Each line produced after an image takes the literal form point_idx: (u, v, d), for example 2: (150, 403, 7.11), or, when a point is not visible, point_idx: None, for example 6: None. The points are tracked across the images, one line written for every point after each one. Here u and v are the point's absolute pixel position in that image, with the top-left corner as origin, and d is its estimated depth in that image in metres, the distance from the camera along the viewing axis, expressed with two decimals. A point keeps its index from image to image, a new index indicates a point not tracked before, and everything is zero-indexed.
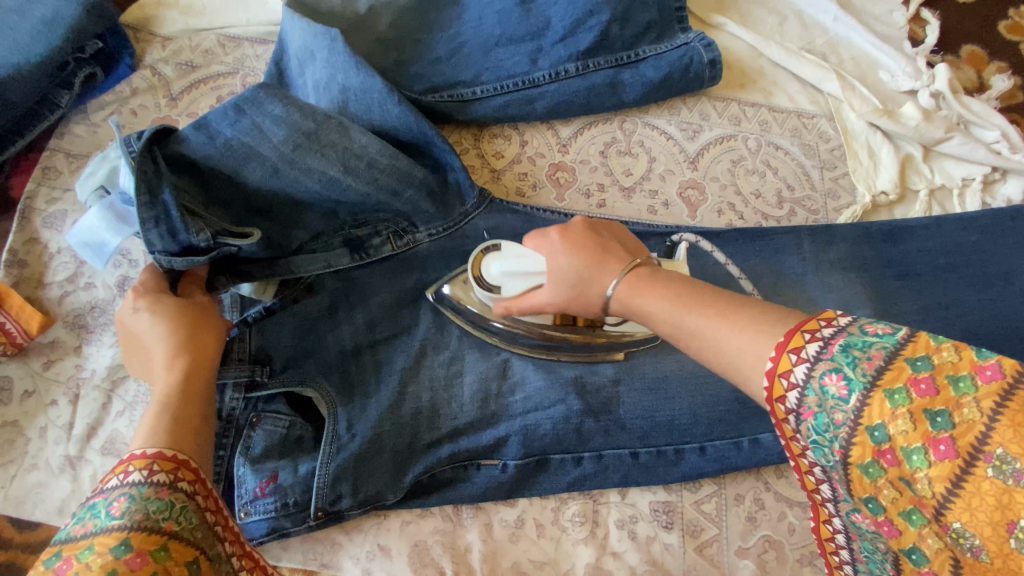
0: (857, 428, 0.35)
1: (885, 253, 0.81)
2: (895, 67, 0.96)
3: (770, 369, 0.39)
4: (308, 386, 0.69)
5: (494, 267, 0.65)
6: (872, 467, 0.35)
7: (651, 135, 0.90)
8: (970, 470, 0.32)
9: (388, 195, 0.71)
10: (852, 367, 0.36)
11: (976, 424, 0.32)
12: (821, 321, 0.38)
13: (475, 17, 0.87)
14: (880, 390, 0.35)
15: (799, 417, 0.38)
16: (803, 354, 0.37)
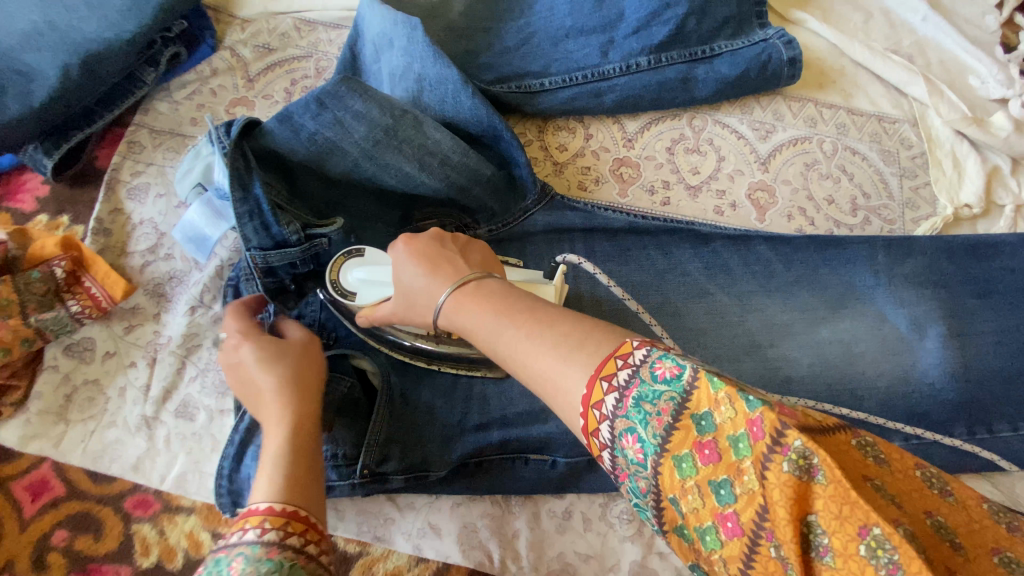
0: (660, 495, 0.36)
1: (964, 269, 0.77)
2: (986, 73, 0.90)
3: (585, 398, 0.39)
4: (367, 352, 0.70)
5: (355, 273, 0.64)
6: (683, 533, 0.36)
7: (721, 134, 0.87)
8: (755, 546, 0.32)
9: (457, 192, 0.73)
10: (644, 426, 0.36)
11: (756, 496, 0.33)
12: (618, 364, 0.38)
13: (546, 8, 0.86)
14: (669, 456, 0.35)
15: (617, 476, 0.38)
16: (603, 410, 0.38)
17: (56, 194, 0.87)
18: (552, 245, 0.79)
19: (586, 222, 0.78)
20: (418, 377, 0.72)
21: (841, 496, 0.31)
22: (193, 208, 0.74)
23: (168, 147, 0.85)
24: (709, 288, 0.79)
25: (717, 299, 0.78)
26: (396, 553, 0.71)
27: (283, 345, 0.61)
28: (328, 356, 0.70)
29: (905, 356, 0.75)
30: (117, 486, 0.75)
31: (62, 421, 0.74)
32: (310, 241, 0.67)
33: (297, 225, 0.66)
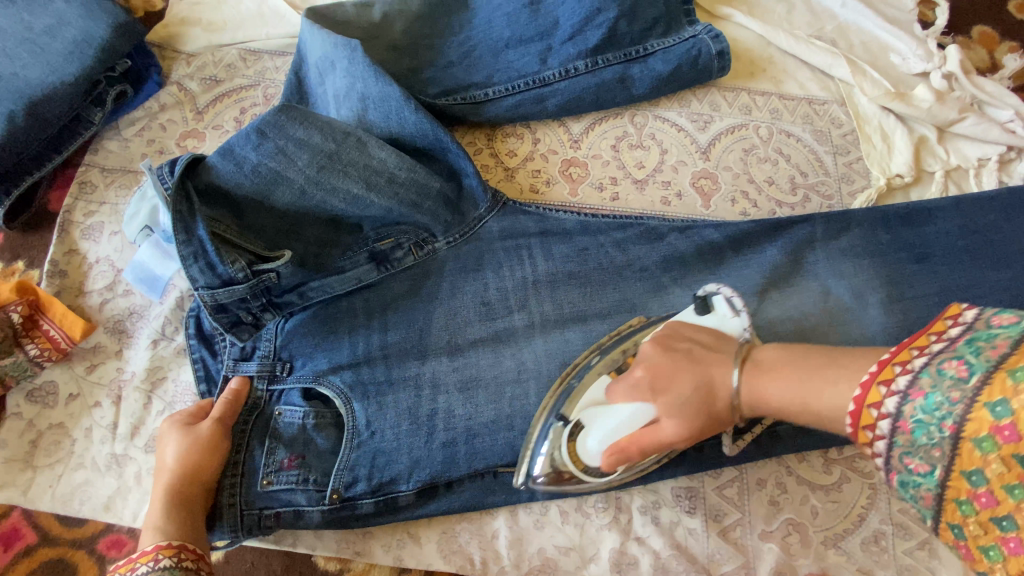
0: (972, 405, 0.38)
1: (902, 236, 0.82)
2: (906, 50, 0.95)
3: (858, 398, 0.45)
4: (322, 382, 0.73)
5: (590, 440, 0.65)
6: (984, 441, 0.38)
7: (662, 128, 0.91)
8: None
9: (410, 207, 0.75)
10: (976, 355, 0.40)
11: None
12: (947, 322, 0.44)
13: (485, 21, 0.91)
14: (1005, 370, 0.38)
15: (906, 397, 0.42)
16: (926, 351, 0.43)
17: (9, 241, 0.87)
18: (509, 249, 0.81)
19: (539, 224, 0.82)
20: (381, 399, 0.74)
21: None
22: (142, 248, 0.76)
23: (120, 184, 0.86)
24: (665, 281, 0.81)
25: (672, 291, 0.81)
26: (377, 568, 0.75)
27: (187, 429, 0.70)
28: (285, 389, 0.74)
29: (852, 326, 0.79)
30: (89, 528, 0.74)
31: (29, 468, 0.73)
32: (258, 276, 0.69)
33: (242, 262, 0.68)
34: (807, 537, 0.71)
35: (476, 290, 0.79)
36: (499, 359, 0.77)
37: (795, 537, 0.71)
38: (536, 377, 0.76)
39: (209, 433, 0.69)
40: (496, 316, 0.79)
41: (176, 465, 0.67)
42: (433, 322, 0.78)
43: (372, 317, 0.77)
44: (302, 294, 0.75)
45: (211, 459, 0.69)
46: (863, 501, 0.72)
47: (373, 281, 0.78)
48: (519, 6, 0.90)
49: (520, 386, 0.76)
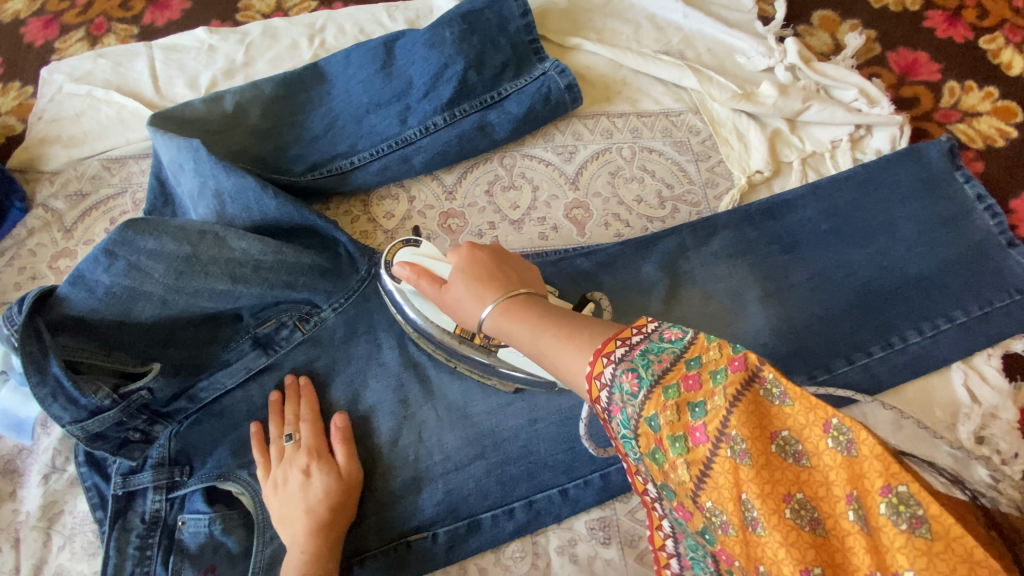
0: (641, 422, 0.40)
1: (768, 230, 0.85)
2: (749, 49, 0.98)
3: (588, 372, 0.45)
4: (230, 480, 0.74)
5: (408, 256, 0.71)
6: (657, 454, 0.40)
7: (531, 166, 0.94)
8: (717, 450, 0.36)
9: (282, 289, 0.74)
10: (645, 368, 0.41)
11: (722, 411, 0.37)
12: (633, 329, 0.43)
13: (342, 91, 0.92)
14: (660, 386, 0.40)
15: (610, 414, 0.42)
16: (613, 356, 0.43)
17: None
18: None
19: None
20: None
21: (805, 405, 0.35)
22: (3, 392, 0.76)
23: None
24: None
25: None
26: None
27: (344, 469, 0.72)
28: (187, 492, 0.73)
29: (737, 325, 0.81)
30: None
31: None
32: (127, 398, 0.69)
33: (106, 389, 0.67)
34: None
35: (366, 360, 0.79)
36: (399, 423, 0.76)
37: None
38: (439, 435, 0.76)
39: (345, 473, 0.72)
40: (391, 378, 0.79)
41: (313, 504, 0.68)
42: (329, 399, 0.78)
43: (268, 406, 0.78)
44: (192, 397, 0.76)
45: (351, 498, 0.71)
46: None
47: (264, 366, 0.78)
48: (372, 72, 0.92)
49: (422, 449, 0.75)
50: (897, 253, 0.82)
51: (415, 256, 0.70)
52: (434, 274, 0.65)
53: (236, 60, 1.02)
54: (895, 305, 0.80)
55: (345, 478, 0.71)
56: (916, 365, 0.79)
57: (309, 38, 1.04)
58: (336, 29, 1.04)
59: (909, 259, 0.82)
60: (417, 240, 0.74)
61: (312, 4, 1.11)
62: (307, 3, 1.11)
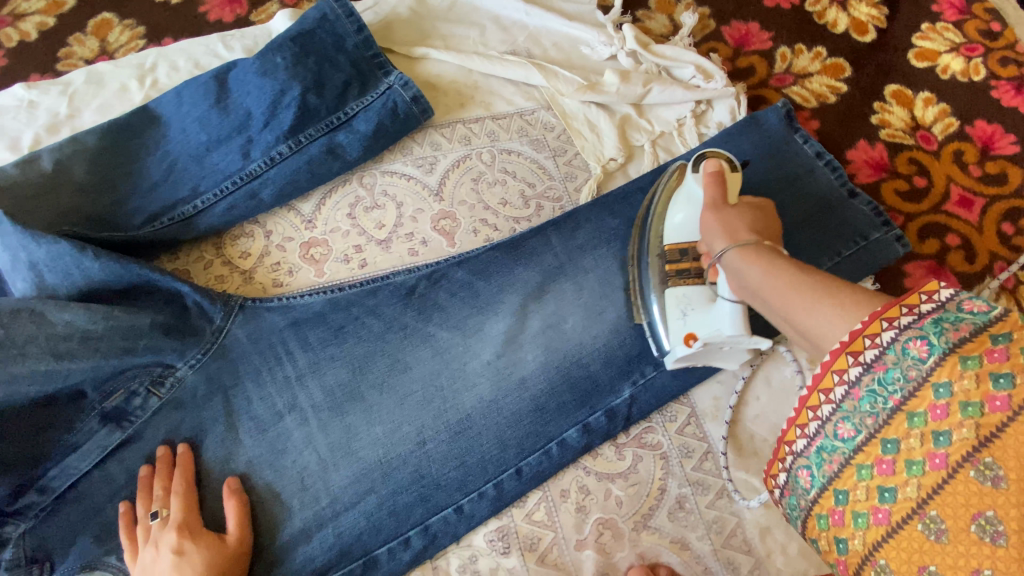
0: (873, 437, 0.49)
1: (627, 216, 0.87)
2: (592, 39, 1.00)
3: (827, 361, 0.51)
4: (98, 569, 0.70)
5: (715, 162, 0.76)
6: (863, 470, 0.50)
7: (392, 182, 0.92)
8: (953, 477, 0.44)
9: (119, 356, 0.70)
10: (938, 335, 0.46)
11: (970, 442, 0.43)
12: (922, 295, 0.48)
13: (178, 131, 0.86)
14: (904, 411, 0.47)
15: (836, 406, 0.52)
16: (877, 340, 0.48)
17: None
18: (262, 352, 0.77)
19: (287, 316, 0.79)
20: None
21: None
22: None
23: None
24: (429, 329, 0.80)
25: (441, 337, 0.80)
26: None
27: (219, 541, 0.68)
28: None
29: (610, 311, 0.82)
30: None
31: None
32: None
33: None
34: (618, 529, 0.74)
35: (236, 412, 0.75)
36: (281, 472, 0.74)
37: (607, 535, 0.73)
38: (323, 477, 0.74)
39: (220, 545, 0.67)
40: (267, 427, 0.75)
41: None
42: (200, 462, 0.73)
43: (135, 481, 0.73)
44: (43, 489, 0.71)
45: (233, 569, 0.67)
46: (659, 473, 0.76)
47: (120, 441, 0.73)
48: (206, 107, 0.87)
49: (307, 496, 0.73)
50: None
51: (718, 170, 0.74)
52: (724, 194, 0.72)
53: (59, 113, 0.95)
54: None
55: (219, 550, 0.67)
56: None
57: (139, 79, 0.97)
58: (168, 66, 0.98)
59: None
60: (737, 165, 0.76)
61: (141, 42, 1.05)
62: (135, 41, 1.05)
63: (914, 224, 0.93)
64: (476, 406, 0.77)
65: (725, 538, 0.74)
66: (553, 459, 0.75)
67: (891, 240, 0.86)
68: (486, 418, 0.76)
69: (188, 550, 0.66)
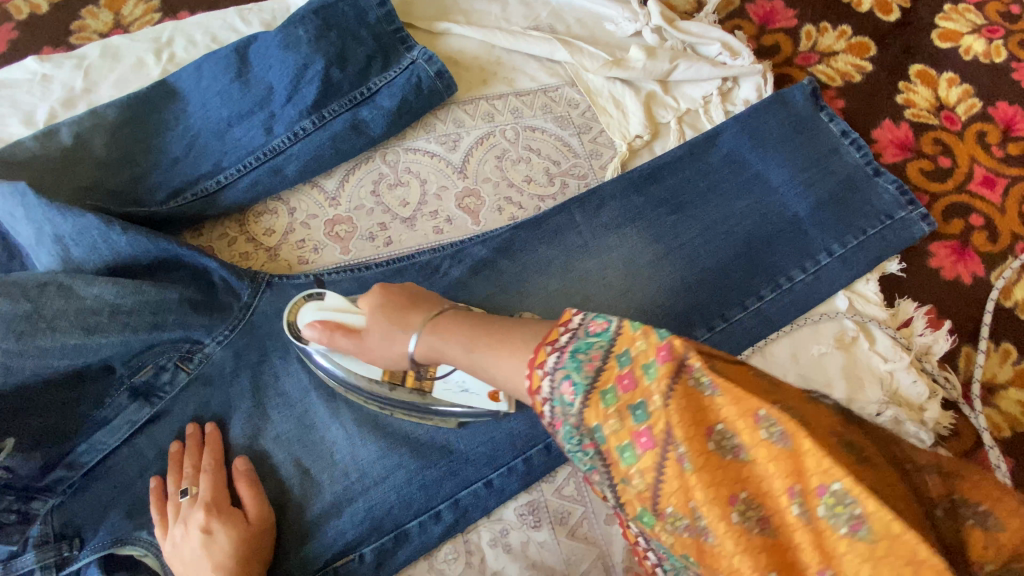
0: (593, 438, 0.43)
1: (653, 193, 0.86)
2: (615, 15, 0.99)
3: (529, 387, 0.47)
4: (129, 545, 0.70)
5: (307, 313, 0.68)
6: (645, 516, 0.41)
7: (415, 158, 0.91)
8: (664, 454, 0.39)
9: (149, 331, 0.70)
10: (578, 370, 0.43)
11: (664, 412, 0.39)
12: (560, 330, 0.47)
13: (199, 105, 0.85)
14: (598, 394, 0.42)
15: (556, 426, 0.45)
16: (546, 368, 0.45)
17: None
18: (290, 328, 0.77)
19: (315, 294, 0.78)
20: None
21: (732, 398, 0.38)
22: None
23: None
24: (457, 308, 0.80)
25: None
26: None
27: (245, 521, 0.67)
28: (80, 566, 0.68)
29: (636, 290, 0.83)
30: None
31: None
32: None
33: None
34: None
35: (265, 388, 0.75)
36: (311, 447, 0.74)
37: None
38: (352, 452, 0.73)
39: (246, 525, 0.67)
40: (296, 402, 0.75)
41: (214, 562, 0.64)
42: (230, 439, 0.74)
43: (164, 457, 0.73)
44: (72, 464, 0.70)
45: (260, 547, 0.67)
46: None
47: (149, 417, 0.73)
48: (227, 81, 0.85)
49: (335, 471, 0.73)
50: (774, 198, 0.86)
51: (320, 312, 0.67)
52: (346, 326, 0.64)
53: (75, 87, 0.93)
54: (776, 245, 0.84)
55: (246, 529, 0.67)
56: (805, 300, 0.83)
57: (155, 54, 0.96)
58: (184, 40, 0.97)
59: (786, 202, 0.86)
60: (319, 292, 0.70)
61: (156, 16, 1.03)
62: (149, 15, 1.03)
63: (939, 204, 0.93)
64: None
65: None
66: None
67: (916, 218, 0.86)
68: None
69: (213, 531, 0.66)
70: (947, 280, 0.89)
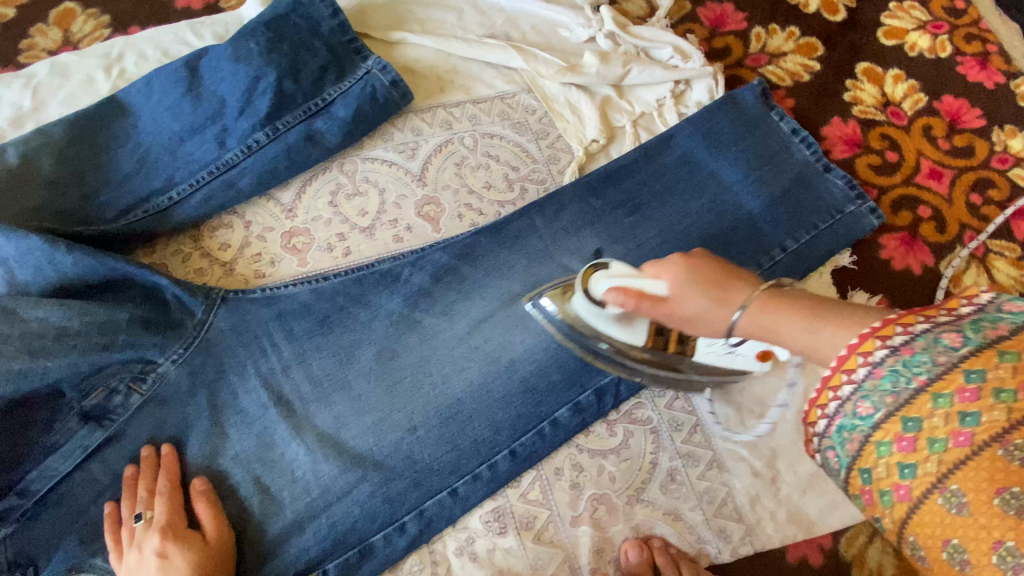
0: (891, 414, 0.41)
1: (611, 196, 0.87)
2: (569, 21, 1.00)
3: (844, 354, 0.43)
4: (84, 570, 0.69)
5: (602, 283, 0.61)
6: (884, 444, 0.42)
7: (373, 168, 0.91)
8: (1006, 445, 0.37)
9: (97, 352, 0.68)
10: (976, 329, 0.39)
11: (1011, 414, 0.37)
12: (963, 299, 0.42)
13: (150, 121, 0.84)
14: (931, 388, 0.40)
15: (862, 386, 0.42)
16: (892, 340, 0.41)
17: None
18: (246, 344, 0.76)
19: (272, 307, 0.77)
20: None
21: None
22: None
23: None
24: (417, 317, 0.80)
25: (427, 323, 0.79)
26: None
27: (203, 540, 0.67)
28: None
29: None
30: None
31: None
32: None
33: None
34: (612, 504, 0.74)
35: (223, 406, 0.74)
36: (271, 464, 0.72)
37: (601, 510, 0.74)
38: (313, 467, 0.72)
39: (204, 543, 0.67)
40: (254, 419, 0.74)
41: None
42: (187, 460, 0.72)
43: (119, 480, 0.71)
44: (22, 492, 0.69)
45: (220, 565, 0.66)
46: (651, 447, 0.77)
47: (102, 440, 0.71)
48: (178, 96, 0.84)
49: (296, 487, 0.72)
50: (728, 197, 0.88)
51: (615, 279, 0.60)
52: (649, 293, 0.56)
53: (22, 106, 0.91)
54: (732, 242, 0.85)
55: (203, 548, 0.66)
56: None
57: (106, 69, 0.94)
58: (135, 54, 0.95)
59: (740, 200, 0.87)
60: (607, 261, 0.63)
61: (106, 32, 1.01)
62: (99, 31, 1.01)
63: (888, 197, 0.96)
64: (466, 389, 0.77)
65: (716, 507, 0.75)
66: (547, 439, 0.76)
67: (864, 212, 0.89)
68: (477, 401, 0.76)
69: (169, 552, 0.65)
70: (897, 271, 0.91)
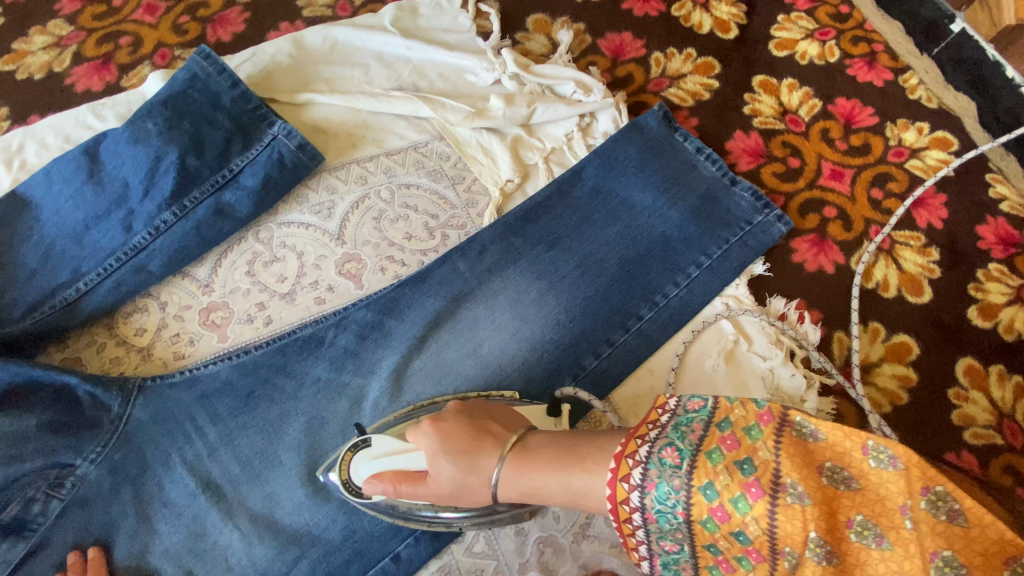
0: (691, 514, 0.48)
1: (530, 232, 0.88)
2: (475, 66, 1.03)
3: (612, 477, 0.52)
4: None
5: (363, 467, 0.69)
6: (709, 523, 0.48)
7: (291, 232, 0.91)
8: (776, 502, 0.45)
9: (5, 466, 0.66)
10: (682, 440, 0.50)
11: (769, 463, 0.47)
12: (658, 411, 0.54)
13: (51, 212, 0.82)
14: (703, 455, 0.49)
15: (644, 490, 0.50)
16: (636, 458, 0.51)
17: None
18: (169, 432, 0.74)
19: (193, 390, 0.75)
20: None
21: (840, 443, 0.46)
22: None
23: None
24: (345, 379, 0.79)
25: (355, 384, 0.79)
26: None
27: None
28: None
29: (525, 329, 0.83)
30: None
31: None
32: None
33: None
34: (558, 545, 0.74)
35: (149, 500, 0.72)
36: (205, 555, 0.71)
37: (548, 553, 0.74)
38: (249, 552, 0.71)
39: None
40: (183, 509, 0.72)
41: None
42: (116, 562, 0.70)
43: None
44: None
45: None
46: None
47: (22, 554, 0.68)
48: (78, 184, 0.82)
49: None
50: (642, 221, 0.90)
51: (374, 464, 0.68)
52: (408, 472, 0.67)
53: None
54: (649, 266, 0.88)
55: None
56: (680, 314, 0.87)
57: (6, 163, 0.92)
58: (36, 144, 0.93)
59: (653, 223, 0.90)
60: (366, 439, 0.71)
61: (6, 123, 0.99)
62: None
63: (794, 203, 1.00)
64: None
65: None
66: None
67: (772, 220, 0.92)
68: None
69: None
70: (811, 273, 0.95)
